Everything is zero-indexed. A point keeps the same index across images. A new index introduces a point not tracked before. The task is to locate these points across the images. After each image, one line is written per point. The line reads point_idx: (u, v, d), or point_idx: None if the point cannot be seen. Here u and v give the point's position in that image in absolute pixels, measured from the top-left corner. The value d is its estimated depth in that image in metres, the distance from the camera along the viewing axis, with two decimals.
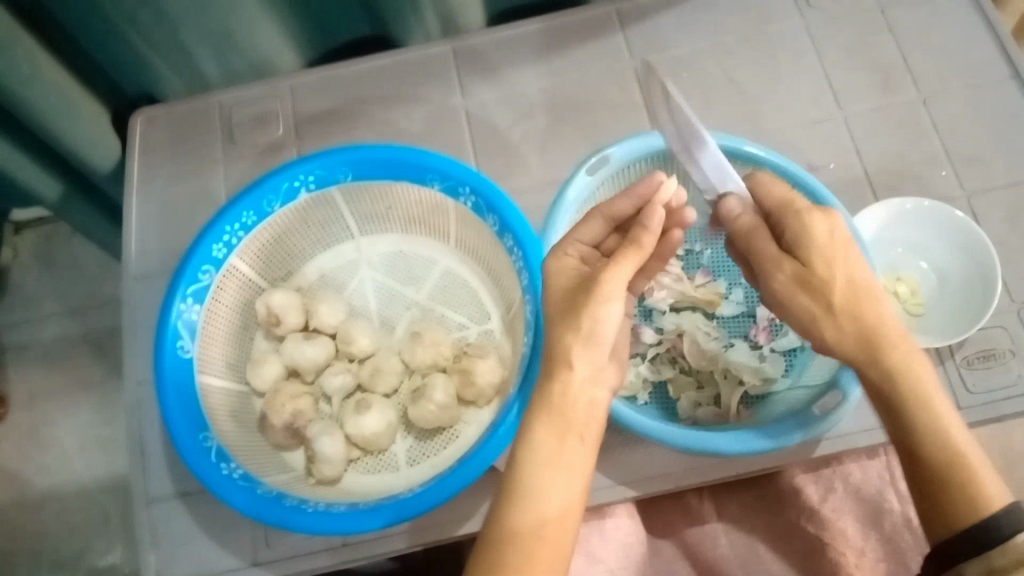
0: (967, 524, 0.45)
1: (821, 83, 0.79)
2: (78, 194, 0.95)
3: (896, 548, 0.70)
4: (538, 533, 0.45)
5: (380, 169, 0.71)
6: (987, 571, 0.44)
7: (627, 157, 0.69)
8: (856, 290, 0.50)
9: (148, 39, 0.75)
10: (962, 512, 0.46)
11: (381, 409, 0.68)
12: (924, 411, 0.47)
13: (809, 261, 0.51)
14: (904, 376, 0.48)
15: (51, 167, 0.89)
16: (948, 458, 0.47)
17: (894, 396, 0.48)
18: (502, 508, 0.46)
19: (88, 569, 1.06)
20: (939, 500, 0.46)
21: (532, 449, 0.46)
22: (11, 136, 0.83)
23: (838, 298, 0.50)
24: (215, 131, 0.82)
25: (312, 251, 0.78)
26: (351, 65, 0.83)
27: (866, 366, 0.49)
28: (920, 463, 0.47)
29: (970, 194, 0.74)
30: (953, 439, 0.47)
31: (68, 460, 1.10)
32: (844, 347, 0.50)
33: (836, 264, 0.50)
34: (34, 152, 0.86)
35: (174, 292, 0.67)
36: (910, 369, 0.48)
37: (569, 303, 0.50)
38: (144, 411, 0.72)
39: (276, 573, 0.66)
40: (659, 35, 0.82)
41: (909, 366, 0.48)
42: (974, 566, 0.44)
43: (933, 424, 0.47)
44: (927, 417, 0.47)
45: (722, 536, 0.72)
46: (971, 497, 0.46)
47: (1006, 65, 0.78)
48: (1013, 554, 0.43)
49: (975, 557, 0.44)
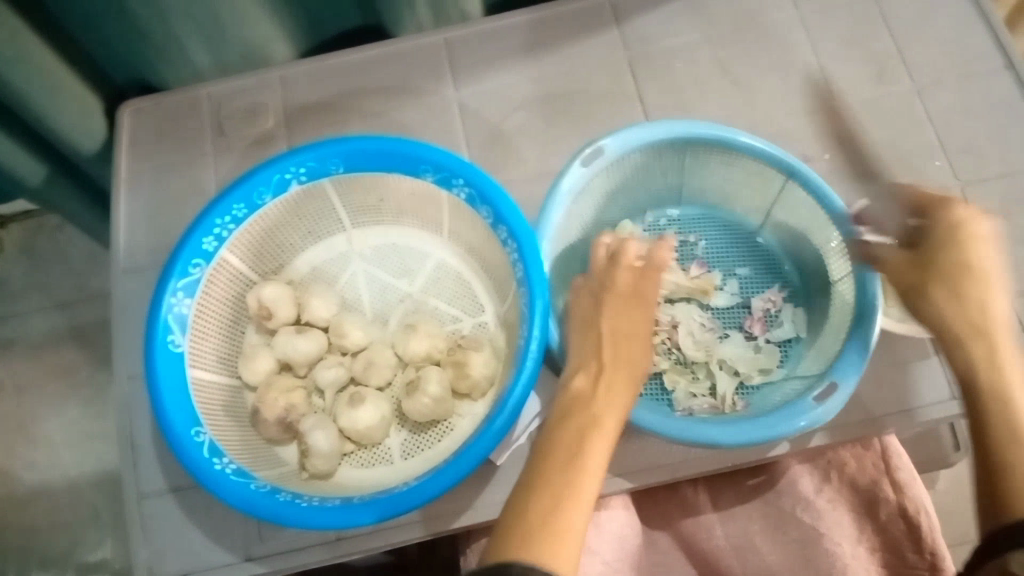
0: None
1: (815, 74, 0.79)
2: (62, 175, 0.93)
3: (891, 539, 0.71)
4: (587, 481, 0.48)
5: (372, 160, 0.70)
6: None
7: (623, 147, 0.68)
8: (976, 280, 0.50)
9: (137, 30, 0.73)
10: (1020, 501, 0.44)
11: (375, 402, 0.68)
12: (1002, 406, 0.47)
13: (929, 247, 0.53)
14: (1000, 374, 0.48)
15: (33, 148, 0.87)
16: (997, 448, 0.47)
17: (976, 384, 0.49)
18: (557, 479, 0.48)
19: (78, 565, 1.05)
20: (999, 489, 0.46)
21: (597, 425, 0.51)
22: (2, 119, 0.81)
23: (942, 285, 0.51)
24: (204, 123, 0.81)
25: (303, 244, 0.77)
26: (341, 56, 0.82)
27: (958, 365, 0.50)
28: (989, 454, 0.47)
29: (964, 184, 0.74)
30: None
31: (57, 456, 1.09)
32: (974, 357, 0.49)
33: (959, 256, 0.51)
34: (23, 136, 0.84)
35: (164, 287, 0.66)
36: (1000, 366, 0.49)
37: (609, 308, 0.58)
38: (135, 406, 0.71)
39: (270, 568, 0.65)
40: (652, 27, 0.81)
41: (1003, 361, 0.49)
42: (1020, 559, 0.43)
43: (1003, 414, 0.47)
44: (1003, 408, 0.47)
45: (717, 527, 0.71)
46: None
47: (1000, 56, 0.78)
48: None
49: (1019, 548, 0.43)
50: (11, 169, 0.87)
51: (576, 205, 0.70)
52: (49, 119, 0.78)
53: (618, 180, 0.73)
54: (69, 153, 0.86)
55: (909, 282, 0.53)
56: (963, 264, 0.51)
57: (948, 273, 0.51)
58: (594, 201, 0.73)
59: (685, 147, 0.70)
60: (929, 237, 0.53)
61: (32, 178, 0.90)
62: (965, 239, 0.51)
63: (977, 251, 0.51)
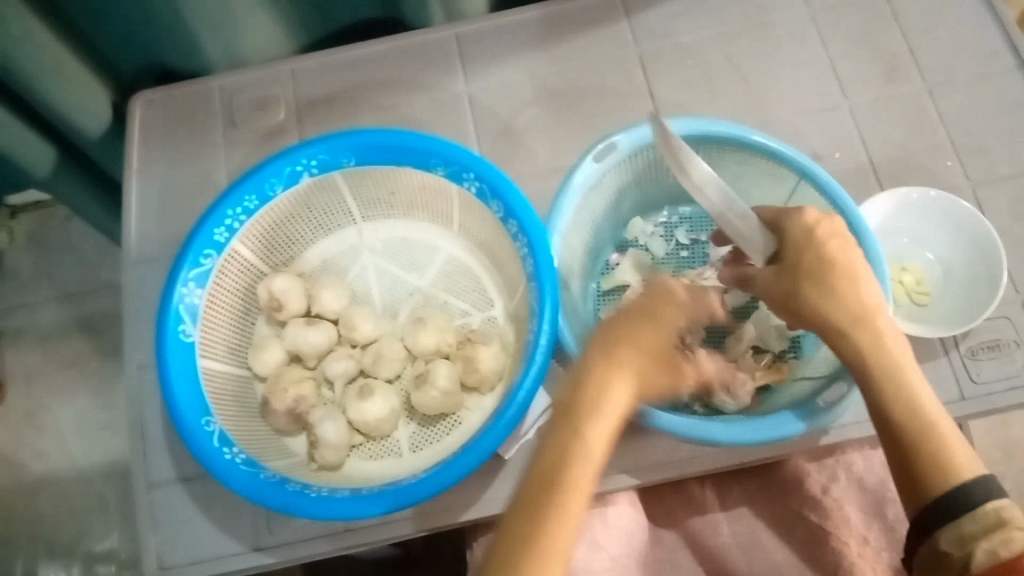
0: (943, 490, 0.47)
1: (826, 72, 0.79)
2: (67, 162, 0.93)
3: (898, 538, 0.70)
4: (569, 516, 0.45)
5: (383, 154, 0.70)
6: (958, 538, 0.47)
7: (636, 144, 0.68)
8: (838, 274, 0.52)
9: (147, 18, 0.74)
10: (932, 480, 0.48)
11: (384, 394, 0.68)
12: (897, 390, 0.50)
13: (788, 251, 0.54)
14: (889, 358, 0.50)
15: (40, 129, 0.87)
16: (906, 429, 0.49)
17: (872, 373, 0.50)
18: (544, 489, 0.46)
19: (85, 554, 1.05)
20: (914, 472, 0.49)
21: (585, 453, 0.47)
22: (9, 100, 0.82)
23: (813, 286, 0.52)
24: (215, 115, 0.81)
25: (314, 236, 0.77)
26: (353, 49, 0.82)
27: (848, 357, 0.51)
28: (897, 436, 0.49)
29: (975, 184, 0.74)
30: (922, 404, 0.49)
31: (65, 446, 1.10)
32: (861, 350, 0.50)
33: (818, 255, 0.53)
34: (29, 118, 0.85)
35: (175, 277, 0.66)
36: (887, 350, 0.50)
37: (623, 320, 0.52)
38: (145, 395, 0.71)
39: (279, 558, 0.66)
40: (664, 24, 0.81)
41: (887, 345, 0.51)
42: (947, 534, 0.47)
43: (900, 396, 0.50)
44: (899, 393, 0.49)
45: (724, 524, 0.72)
46: (942, 469, 0.48)
47: (1012, 56, 0.78)
48: (982, 521, 0.46)
49: (946, 524, 0.47)
50: (20, 157, 0.87)
51: (587, 200, 0.70)
52: (60, 108, 0.79)
53: (630, 176, 0.73)
54: (78, 138, 0.87)
55: (785, 292, 0.53)
56: (824, 262, 0.52)
57: (813, 274, 0.52)
58: (606, 198, 0.73)
59: (697, 146, 0.70)
60: (788, 243, 0.54)
61: (40, 167, 0.90)
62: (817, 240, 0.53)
63: (830, 247, 0.53)
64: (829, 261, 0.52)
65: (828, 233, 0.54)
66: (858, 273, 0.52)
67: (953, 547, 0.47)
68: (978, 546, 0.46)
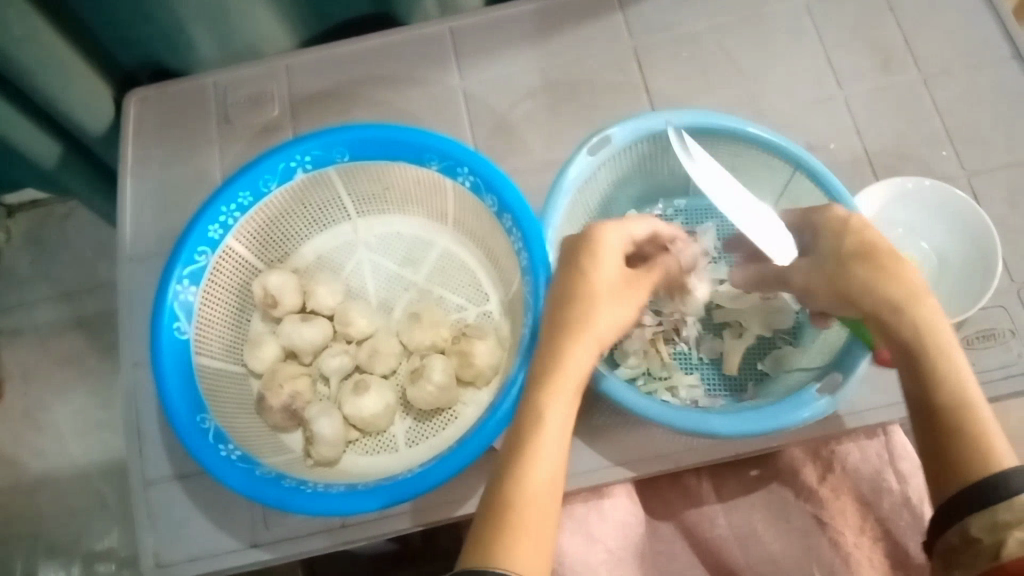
0: (977, 476, 0.45)
1: (821, 63, 0.78)
2: (73, 153, 0.92)
3: (893, 527, 0.70)
4: (537, 492, 0.45)
5: (377, 149, 0.70)
6: (991, 525, 0.43)
7: (630, 137, 0.68)
8: (885, 257, 0.53)
9: (141, 15, 0.73)
10: (970, 461, 0.46)
11: (380, 390, 0.68)
12: (947, 369, 0.48)
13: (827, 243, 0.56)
14: (939, 338, 0.49)
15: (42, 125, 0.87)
16: (949, 409, 0.47)
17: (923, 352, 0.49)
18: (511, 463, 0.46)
19: (85, 552, 1.05)
20: (953, 451, 0.46)
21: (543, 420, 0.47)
22: (11, 98, 0.81)
23: (864, 266, 0.53)
24: (210, 112, 0.81)
25: (309, 232, 0.77)
26: (347, 45, 0.82)
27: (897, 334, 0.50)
28: (936, 419, 0.48)
29: (971, 174, 0.74)
30: (963, 388, 0.48)
31: (64, 444, 1.10)
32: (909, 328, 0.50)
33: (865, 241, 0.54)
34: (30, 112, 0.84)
35: (169, 274, 0.66)
36: (939, 330, 0.50)
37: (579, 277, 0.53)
38: (141, 393, 0.72)
39: (276, 554, 0.66)
40: (659, 16, 0.81)
41: (939, 326, 0.50)
42: (977, 520, 0.44)
43: (949, 376, 0.48)
44: (943, 374, 0.48)
45: (721, 516, 0.72)
46: (982, 452, 0.46)
47: (1007, 45, 0.78)
48: (1019, 510, 0.43)
49: (980, 509, 0.44)
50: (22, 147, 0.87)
51: (582, 193, 0.70)
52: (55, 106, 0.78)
53: (625, 169, 0.73)
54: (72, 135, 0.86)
55: (838, 272, 0.54)
56: (869, 248, 0.54)
57: (862, 255, 0.53)
58: (600, 191, 0.73)
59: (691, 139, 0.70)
60: (825, 238, 0.56)
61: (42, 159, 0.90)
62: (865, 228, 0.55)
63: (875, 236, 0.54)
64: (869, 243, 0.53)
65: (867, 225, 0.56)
66: (895, 254, 0.53)
67: (984, 534, 0.43)
68: (1011, 534, 0.42)
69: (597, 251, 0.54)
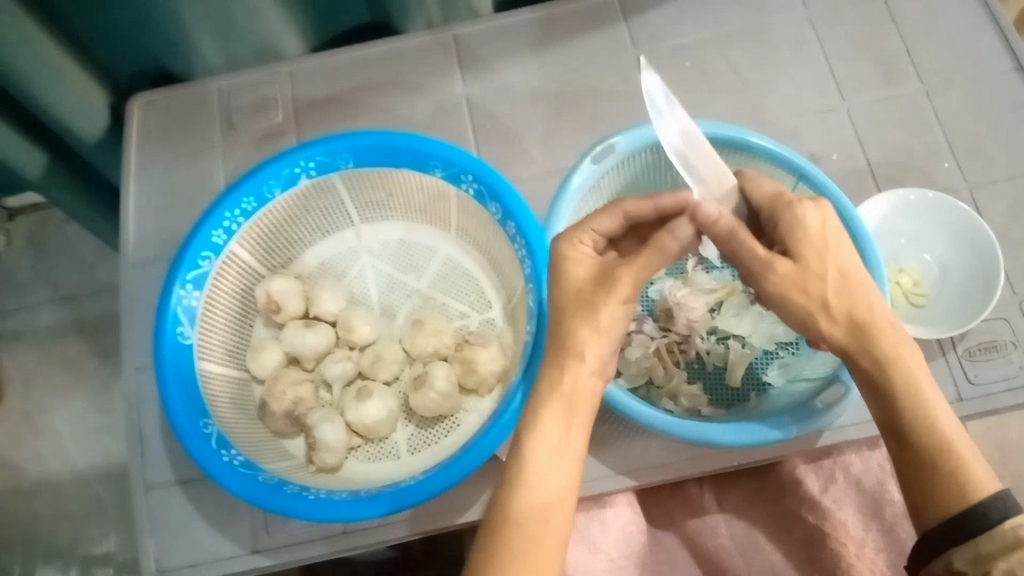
0: (955, 510, 0.46)
1: (824, 74, 0.79)
2: (60, 165, 0.93)
3: (894, 539, 0.70)
4: (537, 528, 0.45)
5: (382, 156, 0.71)
6: (973, 557, 0.44)
7: (633, 145, 0.68)
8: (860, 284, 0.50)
9: (147, 20, 0.74)
10: (949, 498, 0.46)
11: (382, 396, 0.68)
12: (914, 401, 0.48)
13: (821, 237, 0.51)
14: (903, 368, 0.48)
15: (32, 136, 0.87)
16: (921, 442, 0.47)
17: (883, 385, 0.48)
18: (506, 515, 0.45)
19: (82, 557, 1.05)
20: (928, 486, 0.47)
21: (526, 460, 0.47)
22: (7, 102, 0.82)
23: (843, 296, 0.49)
24: (213, 118, 0.81)
25: (312, 238, 0.77)
26: (353, 51, 0.82)
27: (857, 359, 0.49)
28: (910, 453, 0.48)
29: (972, 185, 0.74)
30: (936, 418, 0.47)
31: (62, 447, 1.09)
32: (886, 349, 0.48)
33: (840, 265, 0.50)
34: (23, 125, 0.85)
35: (173, 279, 0.66)
36: (901, 360, 0.48)
37: (570, 287, 0.51)
38: (144, 398, 0.71)
39: (277, 560, 0.66)
40: (663, 26, 0.81)
41: (901, 353, 0.48)
42: (961, 553, 0.45)
43: (916, 410, 0.48)
44: (912, 408, 0.48)
45: (722, 526, 0.72)
46: (960, 485, 0.46)
47: (1009, 58, 0.78)
48: (1000, 540, 0.44)
49: (960, 545, 0.45)
50: (10, 162, 0.87)
51: (586, 202, 0.70)
52: (59, 109, 0.79)
53: (629, 179, 0.73)
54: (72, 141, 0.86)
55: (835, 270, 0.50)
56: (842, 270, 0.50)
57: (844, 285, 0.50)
58: (604, 200, 0.73)
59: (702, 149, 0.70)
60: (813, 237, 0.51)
61: (30, 171, 0.90)
62: (838, 240, 0.51)
63: (842, 256, 0.51)
64: (817, 276, 0.50)
65: (837, 238, 0.51)
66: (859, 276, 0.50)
67: (968, 566, 0.45)
68: (996, 566, 0.43)
69: (560, 269, 0.52)
